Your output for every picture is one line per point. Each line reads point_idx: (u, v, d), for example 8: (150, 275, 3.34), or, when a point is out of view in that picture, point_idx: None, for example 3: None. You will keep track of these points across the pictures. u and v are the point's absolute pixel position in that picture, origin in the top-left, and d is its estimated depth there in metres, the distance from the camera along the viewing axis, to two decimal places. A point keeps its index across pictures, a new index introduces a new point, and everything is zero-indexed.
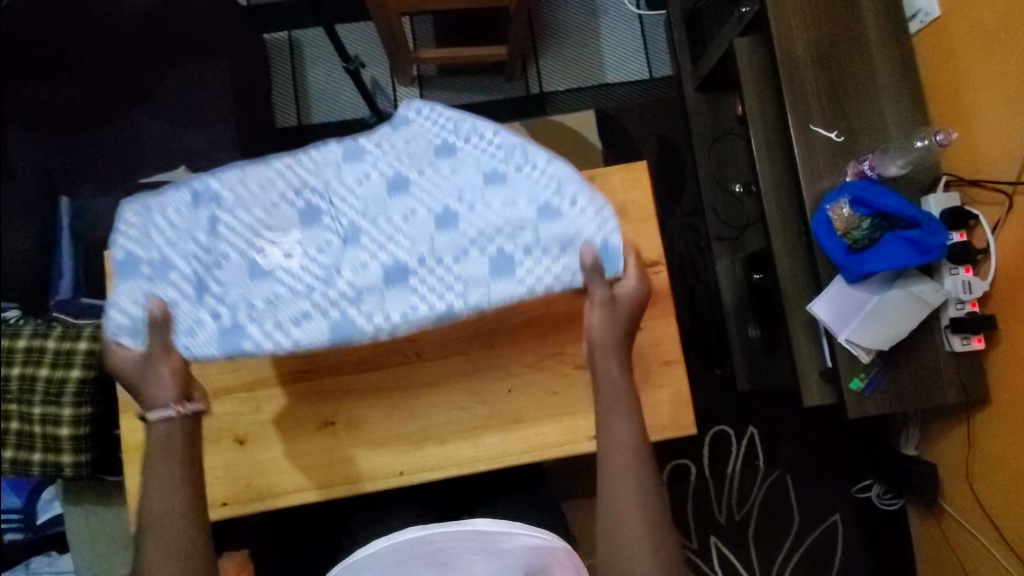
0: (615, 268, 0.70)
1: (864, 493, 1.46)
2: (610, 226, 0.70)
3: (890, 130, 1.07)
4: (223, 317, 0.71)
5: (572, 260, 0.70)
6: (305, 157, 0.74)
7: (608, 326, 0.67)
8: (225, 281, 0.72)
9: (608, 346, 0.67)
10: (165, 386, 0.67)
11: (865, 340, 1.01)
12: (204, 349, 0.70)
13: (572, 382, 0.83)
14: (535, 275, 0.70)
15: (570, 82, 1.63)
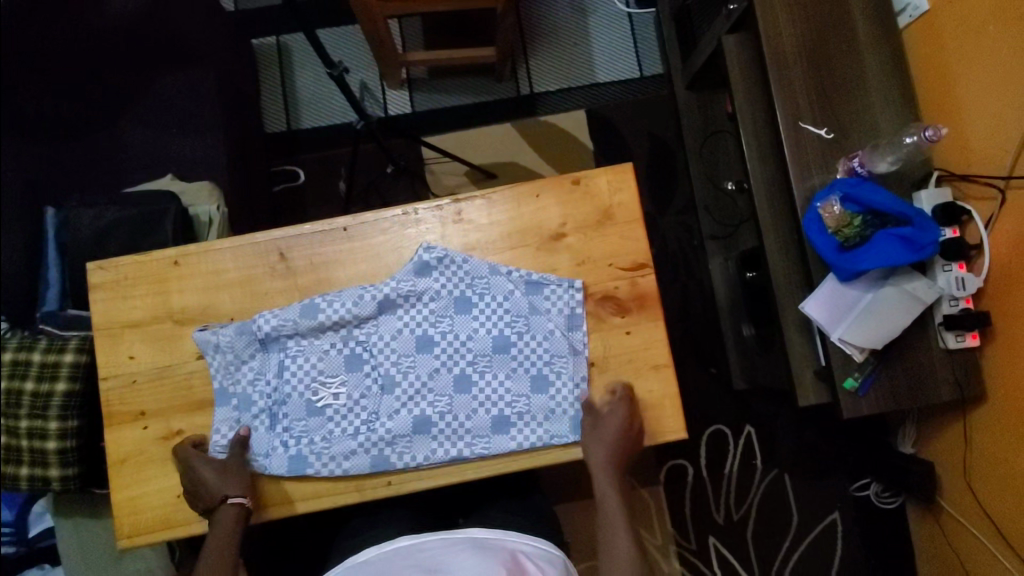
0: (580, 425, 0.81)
1: (862, 491, 1.44)
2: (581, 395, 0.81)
3: (880, 126, 1.06)
4: (270, 441, 0.79)
5: (554, 427, 0.81)
6: (348, 290, 0.82)
7: (609, 452, 0.78)
8: (273, 419, 0.80)
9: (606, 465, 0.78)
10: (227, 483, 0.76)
11: (858, 338, 1.00)
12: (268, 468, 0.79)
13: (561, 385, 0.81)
14: (528, 432, 0.80)
15: (560, 82, 1.62)
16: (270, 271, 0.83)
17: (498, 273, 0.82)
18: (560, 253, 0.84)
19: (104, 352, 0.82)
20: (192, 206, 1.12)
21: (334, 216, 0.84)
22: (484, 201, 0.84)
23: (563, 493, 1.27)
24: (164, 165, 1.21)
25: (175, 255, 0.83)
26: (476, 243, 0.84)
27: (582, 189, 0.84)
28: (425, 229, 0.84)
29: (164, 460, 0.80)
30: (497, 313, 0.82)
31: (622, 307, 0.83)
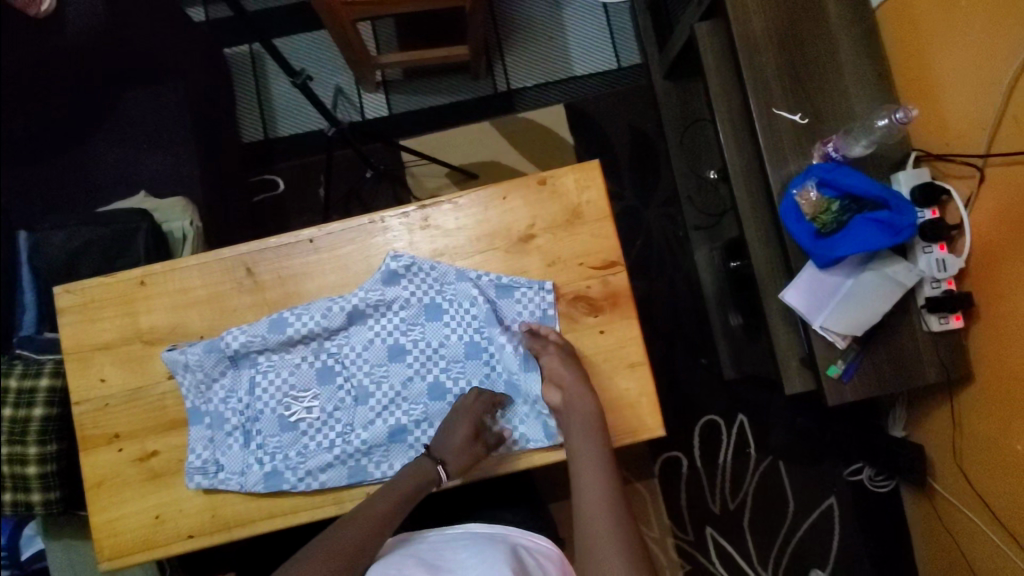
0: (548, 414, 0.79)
1: (857, 476, 1.44)
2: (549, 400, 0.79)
3: (855, 108, 1.05)
4: (247, 458, 0.80)
5: (529, 430, 0.80)
6: (316, 303, 0.81)
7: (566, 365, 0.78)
8: (250, 434, 0.81)
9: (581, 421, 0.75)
10: None
11: (840, 325, 0.99)
12: (245, 484, 0.79)
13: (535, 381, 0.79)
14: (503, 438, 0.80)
15: (537, 77, 1.61)
16: (237, 286, 0.83)
17: (467, 279, 0.81)
18: (530, 254, 0.83)
19: (75, 376, 0.81)
20: (165, 222, 1.11)
21: (299, 228, 0.83)
22: (451, 206, 0.83)
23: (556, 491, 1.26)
24: (137, 182, 1.20)
25: (141, 275, 0.82)
26: (445, 248, 0.83)
27: (548, 189, 0.83)
28: (393, 237, 0.83)
29: (141, 481, 0.80)
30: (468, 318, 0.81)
31: (594, 306, 0.82)
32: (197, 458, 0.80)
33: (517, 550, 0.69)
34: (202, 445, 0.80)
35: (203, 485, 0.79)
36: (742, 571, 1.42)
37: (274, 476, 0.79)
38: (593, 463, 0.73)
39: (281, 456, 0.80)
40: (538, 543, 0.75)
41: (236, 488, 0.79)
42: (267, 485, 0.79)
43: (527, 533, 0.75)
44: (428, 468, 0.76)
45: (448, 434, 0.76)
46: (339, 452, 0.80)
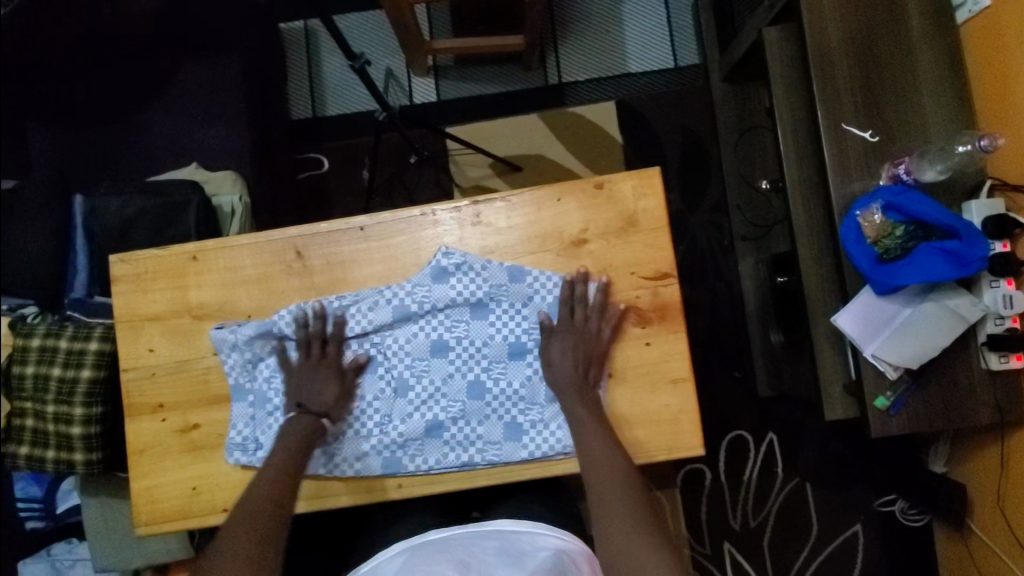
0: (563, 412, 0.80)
1: (888, 507, 1.40)
2: None
3: (929, 130, 1.00)
4: None
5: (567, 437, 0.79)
6: (363, 292, 0.82)
7: (574, 383, 0.77)
8: None
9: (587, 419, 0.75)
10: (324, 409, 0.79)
11: (892, 356, 0.95)
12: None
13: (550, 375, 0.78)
14: (538, 441, 0.79)
15: (590, 71, 1.57)
16: (287, 269, 0.83)
17: (518, 279, 0.80)
18: (581, 259, 0.81)
19: (125, 344, 0.83)
20: (216, 195, 1.12)
21: (351, 215, 0.83)
22: (503, 203, 0.82)
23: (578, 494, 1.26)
24: (189, 152, 1.21)
25: (194, 250, 0.83)
26: (494, 246, 0.82)
27: (605, 194, 0.81)
28: (443, 231, 0.82)
29: (181, 452, 0.82)
30: (515, 319, 0.81)
31: (641, 317, 0.80)
32: (237, 434, 0.81)
33: (554, 560, 0.66)
34: (241, 422, 0.81)
35: (240, 462, 0.80)
36: None
37: (314, 459, 0.80)
38: (609, 471, 0.71)
39: (323, 441, 0.81)
40: (572, 545, 0.71)
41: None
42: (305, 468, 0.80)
43: (565, 535, 0.72)
44: (309, 424, 0.77)
45: (317, 390, 0.79)
46: (377, 443, 0.80)
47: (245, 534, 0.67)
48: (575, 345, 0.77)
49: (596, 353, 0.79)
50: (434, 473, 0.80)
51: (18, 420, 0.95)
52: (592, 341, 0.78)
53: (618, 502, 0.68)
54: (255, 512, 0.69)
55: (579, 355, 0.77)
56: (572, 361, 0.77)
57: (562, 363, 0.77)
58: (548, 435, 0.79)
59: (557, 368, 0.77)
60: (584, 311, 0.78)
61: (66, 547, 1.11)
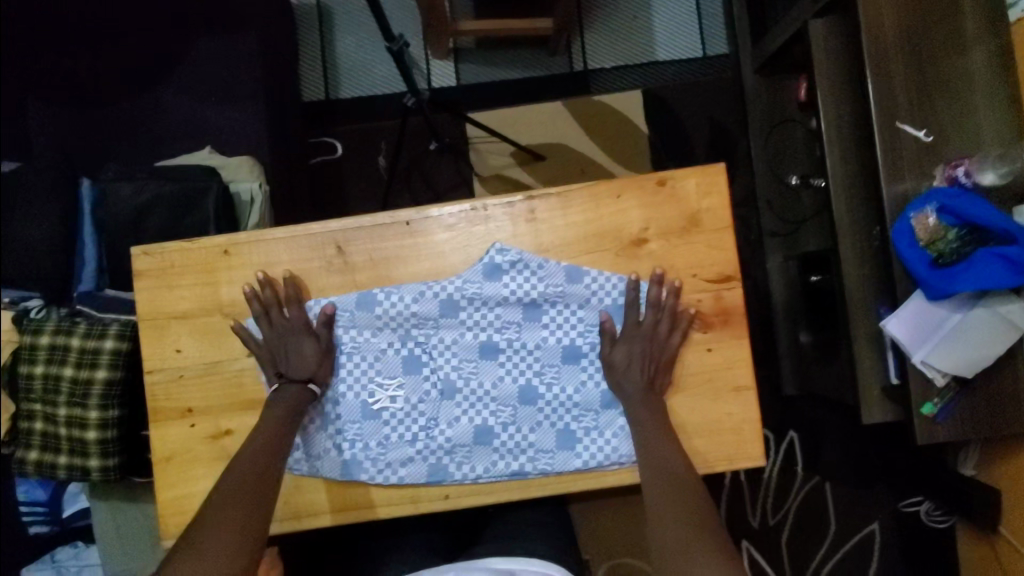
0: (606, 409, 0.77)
1: (912, 507, 1.39)
2: None
3: (984, 130, 0.98)
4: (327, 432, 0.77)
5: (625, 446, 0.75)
6: (408, 287, 0.76)
7: (640, 388, 0.73)
8: (332, 415, 0.77)
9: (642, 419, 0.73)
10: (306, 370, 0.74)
11: (943, 363, 0.93)
12: (321, 470, 0.76)
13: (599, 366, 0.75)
14: (592, 450, 0.76)
15: (616, 59, 1.52)
16: (326, 265, 0.77)
17: (576, 280, 0.76)
18: (641, 260, 0.77)
19: (150, 344, 0.77)
20: (233, 182, 1.05)
21: (396, 208, 0.77)
22: (560, 199, 0.77)
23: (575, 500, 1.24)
24: (203, 134, 1.15)
25: (225, 244, 0.77)
26: (549, 244, 0.77)
27: (667, 191, 0.77)
28: (496, 227, 0.77)
29: (212, 460, 0.76)
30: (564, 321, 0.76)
31: (703, 322, 0.76)
32: None
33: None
34: None
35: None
36: None
37: (358, 467, 0.75)
38: (672, 478, 0.68)
39: (370, 448, 0.76)
40: None
41: (314, 473, 0.76)
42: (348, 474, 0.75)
43: None
44: (297, 395, 0.73)
45: (292, 350, 0.74)
46: (425, 451, 0.76)
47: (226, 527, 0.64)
48: (640, 350, 0.73)
49: (664, 360, 0.75)
50: (482, 483, 0.76)
51: (25, 422, 0.89)
52: (659, 349, 0.74)
53: (670, 511, 0.65)
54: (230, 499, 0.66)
55: (643, 358, 0.74)
56: (640, 369, 0.74)
57: (627, 366, 0.74)
58: (604, 442, 0.76)
59: (623, 373, 0.74)
60: (657, 317, 0.75)
61: (72, 552, 1.05)
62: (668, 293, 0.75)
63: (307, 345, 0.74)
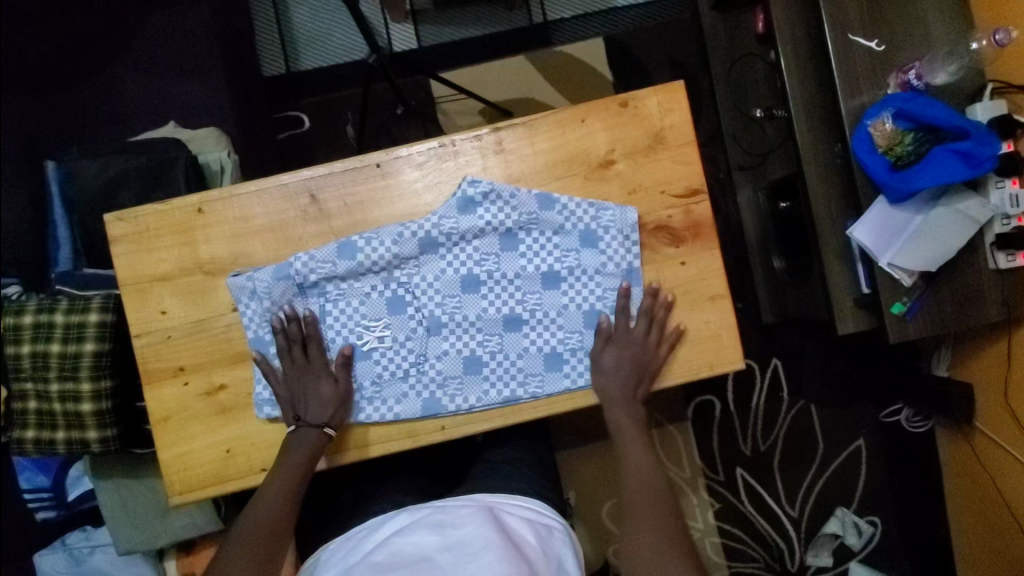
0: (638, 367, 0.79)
1: (894, 417, 1.44)
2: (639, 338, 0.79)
3: (932, 36, 1.00)
4: None
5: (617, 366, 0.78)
6: (386, 229, 0.77)
7: (622, 396, 0.76)
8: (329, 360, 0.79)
9: (628, 389, 0.77)
10: (327, 410, 0.75)
11: (907, 262, 0.97)
12: None
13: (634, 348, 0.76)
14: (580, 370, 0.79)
15: (576, 7, 1.51)
16: (302, 215, 0.78)
17: (549, 207, 0.78)
18: (609, 181, 0.79)
19: (134, 308, 0.78)
20: (201, 153, 1.05)
21: (366, 152, 0.78)
22: (525, 129, 0.78)
23: (571, 441, 1.26)
24: (166, 109, 1.16)
25: (198, 202, 0.77)
26: (520, 174, 0.79)
27: (630, 111, 0.79)
28: (466, 161, 0.79)
29: (210, 415, 0.78)
30: (647, 319, 0.77)
31: (675, 236, 0.79)
32: (265, 386, 0.77)
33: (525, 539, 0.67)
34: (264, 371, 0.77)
35: (272, 415, 0.77)
36: (769, 509, 1.43)
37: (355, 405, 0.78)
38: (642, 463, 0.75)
39: (371, 389, 0.78)
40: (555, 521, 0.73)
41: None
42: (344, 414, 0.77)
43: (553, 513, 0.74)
44: (315, 434, 0.74)
45: (312, 395, 0.75)
46: (420, 387, 0.78)
47: (244, 551, 0.68)
48: (629, 357, 0.76)
49: (649, 367, 0.77)
50: (476, 411, 0.78)
51: (18, 403, 0.89)
52: (645, 356, 0.77)
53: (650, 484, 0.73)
54: (252, 532, 0.69)
55: (631, 368, 0.76)
56: (623, 377, 0.76)
57: (616, 371, 0.76)
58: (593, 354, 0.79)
59: (609, 378, 0.77)
60: (645, 323, 0.77)
61: (82, 535, 1.06)
62: (650, 299, 0.77)
63: (326, 386, 0.76)
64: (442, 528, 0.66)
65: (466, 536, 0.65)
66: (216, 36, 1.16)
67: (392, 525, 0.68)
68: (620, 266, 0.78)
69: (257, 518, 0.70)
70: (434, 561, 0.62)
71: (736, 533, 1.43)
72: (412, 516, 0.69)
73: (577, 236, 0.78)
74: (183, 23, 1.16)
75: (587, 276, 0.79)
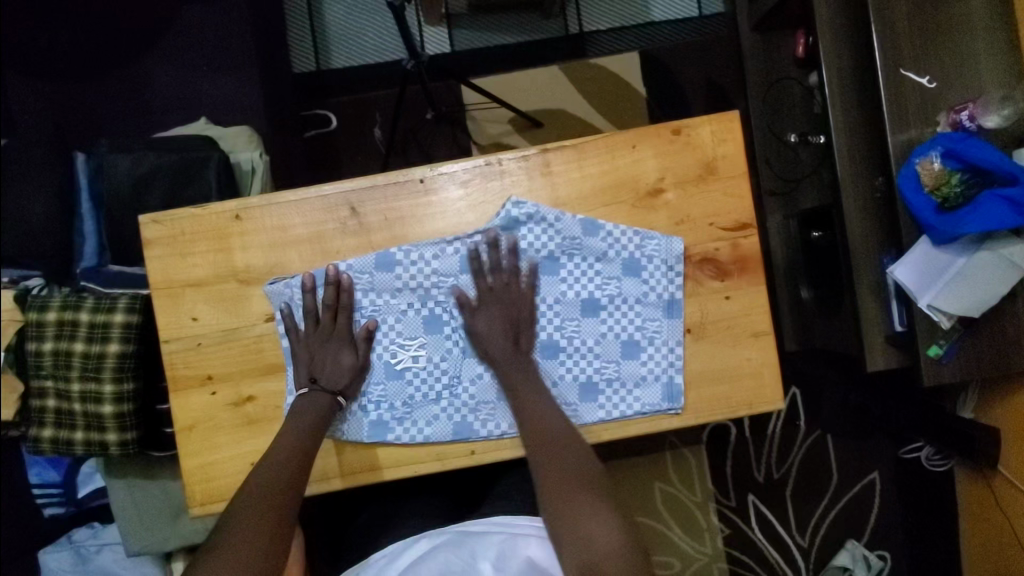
0: (676, 402, 0.77)
1: (912, 453, 1.43)
2: (678, 370, 0.77)
3: (985, 76, 0.98)
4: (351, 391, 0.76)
5: (654, 398, 0.76)
6: (425, 245, 0.76)
7: (503, 355, 0.74)
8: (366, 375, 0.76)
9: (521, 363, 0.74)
10: (343, 376, 0.74)
11: (947, 305, 0.95)
12: (347, 434, 0.76)
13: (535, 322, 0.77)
14: (618, 401, 0.76)
15: (612, 20, 1.49)
16: (341, 227, 0.76)
17: (593, 233, 0.76)
18: (657, 211, 0.77)
19: (164, 313, 0.76)
20: (233, 152, 1.03)
21: (410, 166, 0.76)
22: (574, 152, 0.77)
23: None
24: (197, 103, 1.14)
25: (236, 208, 0.76)
26: (566, 198, 0.77)
27: (683, 140, 0.77)
28: (511, 182, 0.77)
29: (235, 426, 0.76)
30: (506, 275, 0.75)
31: (721, 270, 0.77)
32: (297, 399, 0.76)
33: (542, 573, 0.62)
34: None
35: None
36: (781, 539, 1.41)
37: (387, 425, 0.76)
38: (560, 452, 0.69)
39: (403, 410, 0.76)
40: None
41: (337, 436, 0.76)
42: (373, 433, 0.75)
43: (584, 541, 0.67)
44: (327, 402, 0.73)
45: (331, 361, 0.74)
46: (452, 411, 0.76)
47: (251, 518, 0.65)
48: (500, 316, 0.74)
49: (523, 317, 0.75)
50: (507, 438, 0.76)
51: (37, 400, 0.88)
52: (513, 305, 0.74)
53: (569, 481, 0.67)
54: (258, 498, 0.66)
55: (504, 322, 0.74)
56: (501, 334, 0.74)
57: (490, 335, 0.74)
58: (631, 379, 0.77)
59: (489, 342, 0.74)
60: (503, 278, 0.75)
61: (90, 532, 1.04)
62: (491, 251, 0.74)
63: (344, 353, 0.74)
64: (462, 556, 0.64)
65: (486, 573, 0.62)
66: (253, 32, 1.14)
67: (412, 552, 0.67)
68: (662, 297, 0.77)
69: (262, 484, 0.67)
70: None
71: (745, 560, 1.41)
72: (434, 543, 0.67)
73: (620, 264, 0.76)
74: (219, 16, 1.14)
75: (627, 304, 0.77)
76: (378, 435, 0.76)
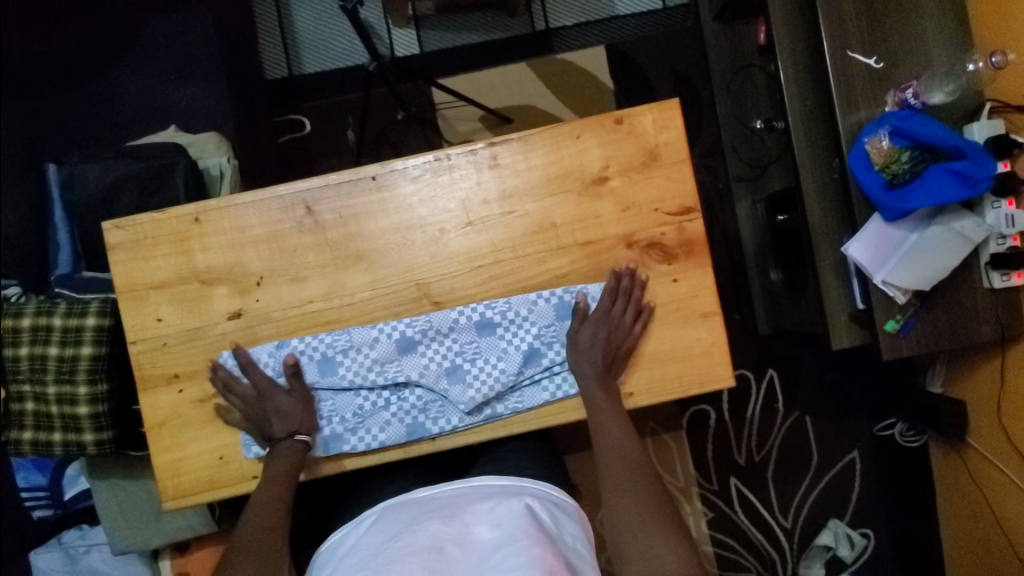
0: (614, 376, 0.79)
1: (887, 431, 1.44)
2: None
3: (932, 55, 1.00)
4: None
5: None
6: (358, 333, 0.78)
7: (596, 371, 0.76)
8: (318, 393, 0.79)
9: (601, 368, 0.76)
10: (294, 414, 0.76)
11: (901, 281, 0.97)
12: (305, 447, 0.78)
13: (682, 298, 0.80)
14: (555, 382, 0.78)
15: (579, 15, 1.51)
16: (297, 227, 0.79)
17: (543, 226, 0.79)
18: (603, 198, 0.79)
19: (131, 315, 0.79)
20: (200, 158, 1.06)
21: (362, 164, 0.79)
22: (520, 144, 0.79)
23: (566, 448, 1.25)
24: (166, 113, 1.17)
25: (195, 212, 0.78)
26: (514, 189, 0.79)
27: (625, 129, 0.79)
28: (460, 176, 0.79)
29: (204, 422, 0.79)
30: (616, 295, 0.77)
31: (668, 253, 0.79)
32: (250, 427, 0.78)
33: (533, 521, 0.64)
34: None
35: (260, 455, 0.78)
36: (763, 520, 1.42)
37: (340, 435, 0.78)
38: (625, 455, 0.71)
39: (354, 420, 0.78)
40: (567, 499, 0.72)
41: None
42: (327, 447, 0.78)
43: (559, 495, 0.72)
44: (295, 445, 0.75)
45: (272, 410, 0.76)
46: (402, 415, 0.78)
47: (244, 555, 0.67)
48: (605, 333, 0.76)
49: (622, 348, 0.78)
50: (460, 431, 0.78)
51: (16, 404, 0.90)
52: (618, 332, 0.76)
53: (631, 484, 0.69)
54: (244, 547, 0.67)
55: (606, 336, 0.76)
56: (602, 350, 0.76)
57: (590, 349, 0.76)
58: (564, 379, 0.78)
59: (583, 354, 0.76)
60: (623, 304, 0.77)
61: (77, 534, 1.06)
62: (627, 278, 0.78)
63: (272, 402, 0.76)
64: (454, 525, 0.64)
65: (484, 530, 0.64)
66: (217, 42, 1.17)
67: (398, 522, 0.66)
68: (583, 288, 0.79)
69: (250, 531, 0.69)
70: (445, 553, 0.61)
71: (729, 542, 1.43)
72: (417, 513, 0.67)
73: (552, 309, 0.78)
74: (184, 28, 1.16)
75: (560, 343, 0.78)
76: (334, 447, 0.78)
